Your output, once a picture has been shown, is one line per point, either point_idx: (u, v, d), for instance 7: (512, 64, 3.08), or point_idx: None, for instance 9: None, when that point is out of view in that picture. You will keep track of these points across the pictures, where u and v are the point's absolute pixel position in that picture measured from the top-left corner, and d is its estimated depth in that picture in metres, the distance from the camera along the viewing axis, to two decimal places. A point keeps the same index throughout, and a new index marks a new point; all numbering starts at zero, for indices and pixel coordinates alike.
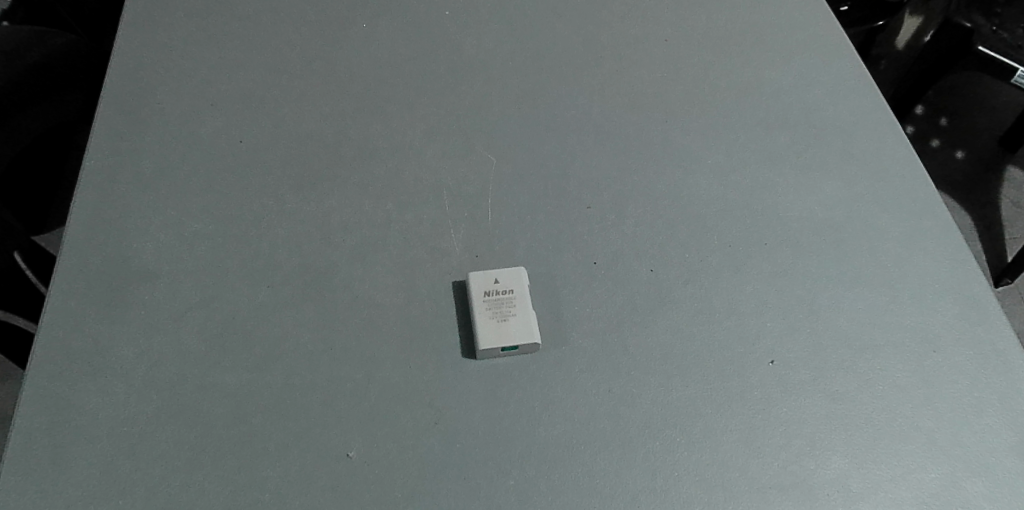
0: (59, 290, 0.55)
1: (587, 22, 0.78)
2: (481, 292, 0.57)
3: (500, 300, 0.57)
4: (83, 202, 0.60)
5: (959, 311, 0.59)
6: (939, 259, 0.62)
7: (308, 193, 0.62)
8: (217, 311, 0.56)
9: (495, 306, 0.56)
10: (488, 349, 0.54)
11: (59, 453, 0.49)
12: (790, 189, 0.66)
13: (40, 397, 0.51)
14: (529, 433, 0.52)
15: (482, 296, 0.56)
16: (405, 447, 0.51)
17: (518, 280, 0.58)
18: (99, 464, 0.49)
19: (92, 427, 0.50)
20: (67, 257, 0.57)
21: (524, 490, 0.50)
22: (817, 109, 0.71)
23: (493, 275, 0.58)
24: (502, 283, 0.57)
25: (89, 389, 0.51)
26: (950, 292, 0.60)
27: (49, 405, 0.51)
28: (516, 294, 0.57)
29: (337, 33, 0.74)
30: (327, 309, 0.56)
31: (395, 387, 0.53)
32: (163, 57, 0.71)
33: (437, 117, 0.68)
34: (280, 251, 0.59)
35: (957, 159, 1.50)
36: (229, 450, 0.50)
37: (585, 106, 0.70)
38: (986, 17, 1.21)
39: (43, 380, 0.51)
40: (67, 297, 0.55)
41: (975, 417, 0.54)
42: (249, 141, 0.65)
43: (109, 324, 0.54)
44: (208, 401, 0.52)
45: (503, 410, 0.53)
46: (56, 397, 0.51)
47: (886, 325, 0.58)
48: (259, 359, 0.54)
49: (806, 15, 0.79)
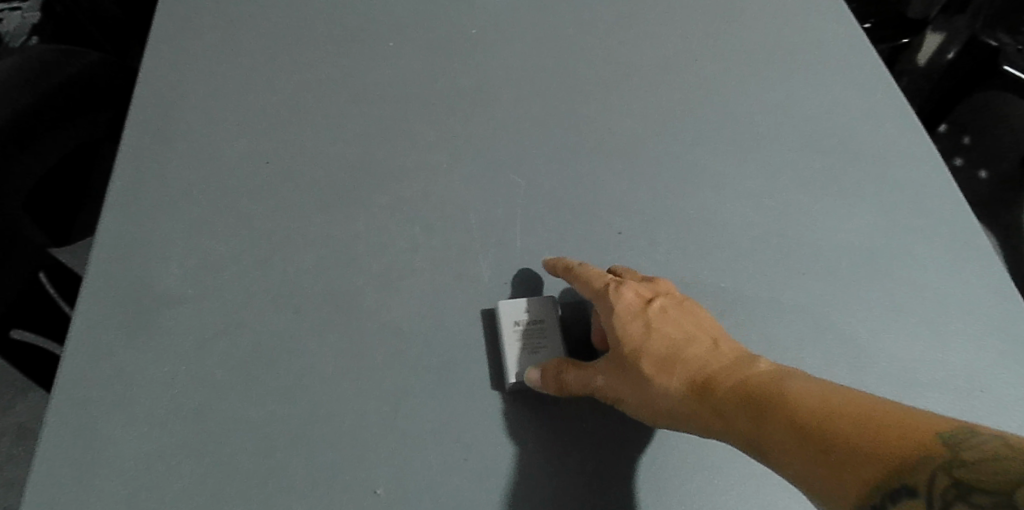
0: (83, 314, 0.55)
1: (616, 39, 0.76)
2: (511, 323, 0.55)
3: (530, 333, 0.55)
4: (111, 225, 0.59)
5: (995, 347, 0.58)
6: (978, 290, 0.61)
7: (335, 217, 0.61)
8: (243, 337, 0.55)
9: (525, 339, 0.55)
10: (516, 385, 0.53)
11: (83, 483, 0.48)
12: (827, 217, 0.64)
13: (62, 426, 0.50)
14: (556, 471, 0.51)
15: (512, 328, 0.55)
16: (432, 484, 0.50)
17: (550, 311, 0.56)
18: (124, 494, 0.48)
19: (114, 460, 0.49)
20: (92, 279, 0.56)
21: None
22: (853, 134, 0.70)
23: (524, 304, 0.56)
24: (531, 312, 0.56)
25: (114, 417, 0.51)
26: (984, 326, 0.59)
27: (71, 434, 0.50)
28: (546, 326, 0.56)
29: (363, 50, 0.73)
30: (353, 337, 0.55)
31: (425, 420, 0.52)
32: (191, 76, 0.70)
33: (464, 140, 0.67)
34: (305, 276, 0.58)
35: (980, 179, 1.47)
36: (253, 485, 0.49)
37: (614, 127, 0.69)
38: (1011, 35, 1.17)
39: (63, 409, 0.50)
40: (92, 321, 0.54)
41: None
42: (276, 162, 0.65)
43: (132, 350, 0.53)
44: (233, 432, 0.51)
45: (530, 444, 0.52)
46: (80, 426, 0.50)
47: (917, 364, 0.57)
48: (282, 388, 0.53)
49: (837, 35, 0.78)
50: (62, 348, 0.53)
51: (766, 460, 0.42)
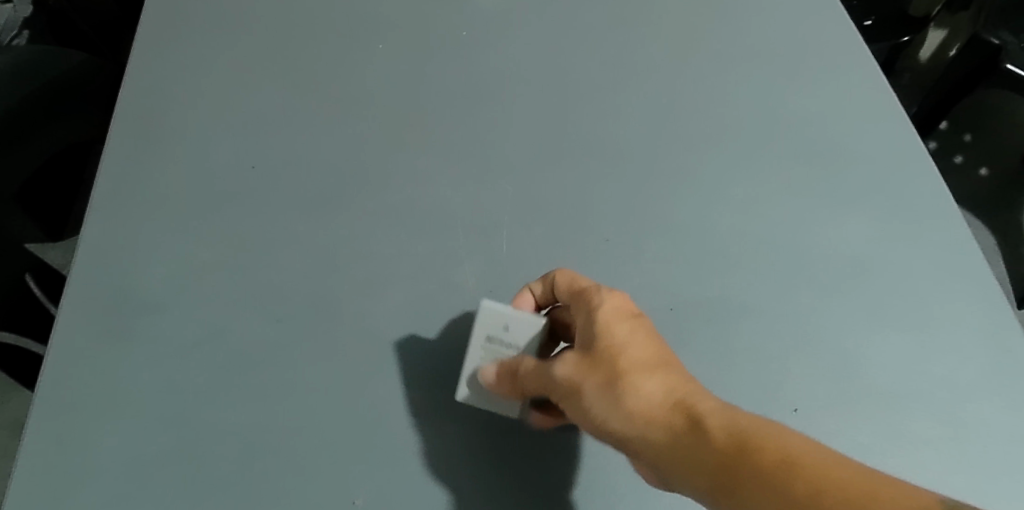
0: (61, 324, 0.55)
1: (611, 41, 0.76)
2: (483, 339, 0.53)
3: (501, 352, 0.53)
4: (92, 231, 0.59)
5: (972, 361, 0.59)
6: (954, 303, 0.62)
7: (321, 224, 0.61)
8: (222, 347, 0.55)
9: (493, 356, 0.53)
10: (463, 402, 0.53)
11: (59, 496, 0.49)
12: (820, 224, 0.65)
13: (39, 437, 0.50)
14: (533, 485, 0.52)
15: (482, 343, 0.53)
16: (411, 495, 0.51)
17: (529, 338, 0.52)
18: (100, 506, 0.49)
19: (91, 471, 0.50)
20: (77, 285, 0.56)
21: None
22: (847, 141, 0.70)
23: (503, 322, 0.53)
24: (513, 333, 0.53)
25: (89, 429, 0.51)
26: (962, 340, 0.60)
27: (48, 446, 0.50)
28: (520, 351, 0.53)
29: (354, 52, 0.73)
30: (334, 349, 0.55)
31: (404, 433, 0.53)
32: (175, 78, 0.69)
33: (454, 146, 0.67)
34: (289, 285, 0.58)
35: (981, 177, 1.48)
36: (233, 496, 0.50)
37: (606, 132, 0.69)
38: (1015, 34, 1.18)
39: (47, 415, 0.51)
40: (68, 330, 0.54)
41: (1008, 469, 0.55)
42: (262, 167, 0.64)
43: (114, 358, 0.54)
44: (211, 444, 0.51)
45: (506, 458, 0.53)
46: (57, 437, 0.50)
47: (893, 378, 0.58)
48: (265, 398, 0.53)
49: (832, 38, 0.77)
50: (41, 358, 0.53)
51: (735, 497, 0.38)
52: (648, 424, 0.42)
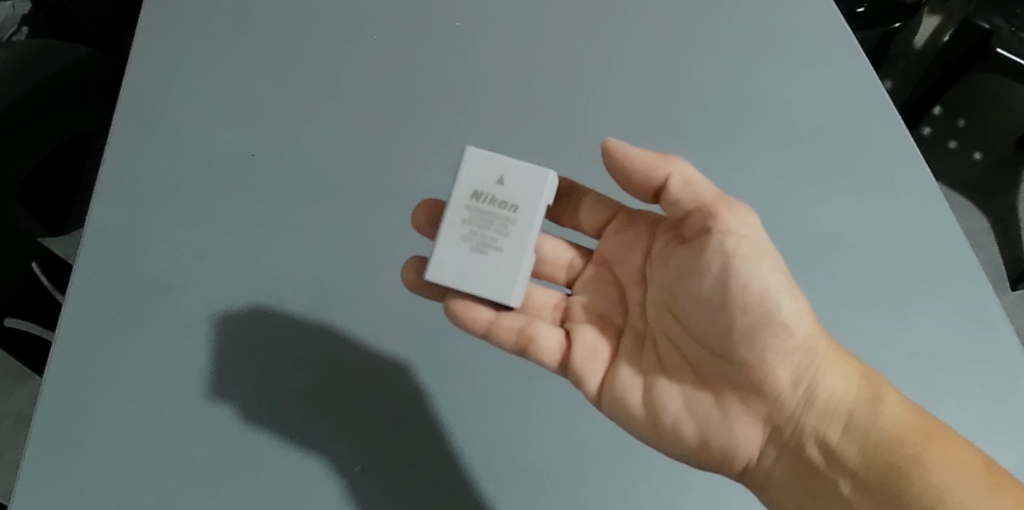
0: (92, 307, 0.65)
1: (597, 29, 0.79)
2: (470, 197, 0.58)
3: (486, 219, 0.57)
4: (114, 225, 0.68)
5: (932, 331, 0.65)
6: (920, 282, 0.67)
7: (322, 212, 0.69)
8: (230, 322, 0.65)
9: (477, 223, 0.57)
10: (434, 279, 0.57)
11: (94, 447, 0.60)
12: (799, 205, 0.70)
13: (78, 400, 0.61)
14: (514, 442, 0.61)
15: (469, 203, 0.58)
16: (395, 461, 0.61)
17: (520, 199, 0.57)
18: (129, 458, 0.60)
19: (122, 428, 0.60)
20: (100, 272, 0.66)
21: (510, 484, 0.60)
22: (823, 125, 0.74)
23: (495, 178, 0.58)
24: (502, 191, 0.57)
25: (119, 395, 0.61)
26: (936, 312, 0.66)
27: (83, 406, 0.61)
28: (508, 219, 0.57)
29: (350, 47, 0.78)
30: (336, 325, 0.65)
31: (395, 395, 0.63)
32: (181, 78, 0.76)
33: (445, 138, 0.73)
34: (296, 268, 0.67)
35: (975, 161, 1.49)
36: (245, 450, 0.60)
37: (590, 121, 0.74)
38: (1006, 19, 1.20)
39: (77, 380, 0.62)
40: (98, 312, 0.64)
41: (970, 425, 0.61)
42: (260, 155, 0.72)
43: (136, 337, 0.63)
44: (223, 410, 0.61)
45: (491, 421, 0.61)
46: (94, 398, 0.61)
47: (860, 345, 0.64)
48: (272, 372, 0.64)
49: (817, 23, 0.80)
50: (78, 335, 0.63)
51: (904, 459, 0.53)
52: (830, 368, 0.56)
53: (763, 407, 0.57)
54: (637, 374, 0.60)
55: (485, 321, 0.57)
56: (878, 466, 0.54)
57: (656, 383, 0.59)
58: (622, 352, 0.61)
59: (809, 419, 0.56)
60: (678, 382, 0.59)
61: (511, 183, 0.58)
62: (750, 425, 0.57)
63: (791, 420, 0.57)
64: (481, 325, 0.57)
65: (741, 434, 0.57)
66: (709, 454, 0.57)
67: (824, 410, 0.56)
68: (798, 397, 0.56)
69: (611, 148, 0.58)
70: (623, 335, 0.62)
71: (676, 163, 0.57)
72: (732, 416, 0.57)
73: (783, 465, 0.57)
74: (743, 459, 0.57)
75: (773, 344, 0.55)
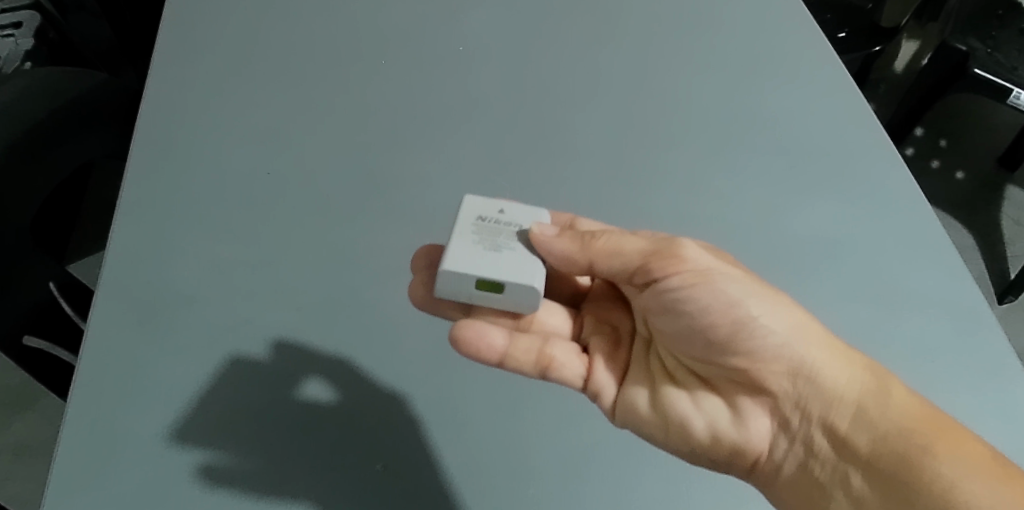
0: (105, 319, 0.64)
1: (594, 54, 0.84)
2: (475, 218, 0.59)
3: (496, 232, 0.58)
4: (126, 242, 0.68)
5: (929, 324, 0.67)
6: (912, 280, 0.69)
7: (336, 228, 0.71)
8: (247, 334, 0.64)
9: (486, 235, 0.57)
10: (456, 266, 0.55)
11: (109, 461, 0.57)
12: (793, 213, 0.73)
13: (86, 411, 0.59)
14: (534, 447, 0.61)
15: (475, 222, 0.58)
16: (415, 457, 0.60)
17: (527, 216, 0.59)
18: (144, 470, 0.57)
19: (135, 439, 0.58)
20: (114, 285, 0.66)
21: (531, 488, 0.60)
22: (810, 137, 0.78)
23: (497, 207, 0.60)
24: (505, 215, 0.59)
25: (135, 404, 0.60)
26: (930, 309, 0.68)
27: (92, 418, 0.59)
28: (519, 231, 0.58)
29: (359, 73, 0.82)
30: (353, 336, 0.66)
31: (414, 402, 0.63)
32: (196, 102, 0.78)
33: (453, 155, 0.76)
34: (309, 282, 0.68)
35: (957, 180, 1.54)
36: (264, 461, 0.59)
37: (592, 136, 0.77)
38: (981, 40, 1.26)
39: (90, 389, 0.60)
40: (111, 324, 0.64)
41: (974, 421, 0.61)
42: (276, 174, 0.74)
43: (152, 348, 0.63)
44: (244, 420, 0.60)
45: (512, 423, 0.63)
46: (107, 409, 0.59)
47: (864, 336, 0.65)
48: (297, 374, 0.63)
49: (797, 45, 0.84)
50: None
51: (914, 448, 0.54)
52: (830, 365, 0.57)
53: (768, 403, 0.60)
54: (644, 381, 0.63)
55: (497, 352, 0.58)
56: (889, 456, 0.55)
57: (662, 387, 0.62)
58: (633, 360, 0.65)
59: (815, 413, 0.58)
60: (683, 385, 0.62)
61: (512, 212, 0.60)
62: (759, 421, 0.60)
63: (797, 412, 0.58)
64: (493, 356, 0.58)
65: (751, 429, 0.60)
66: (721, 450, 0.59)
67: (831, 405, 0.57)
68: (800, 392, 0.58)
69: (532, 239, 0.57)
70: (634, 342, 0.67)
71: (597, 243, 0.57)
72: (738, 415, 0.60)
73: (794, 457, 0.58)
74: (755, 453, 0.59)
75: (764, 348, 0.57)
